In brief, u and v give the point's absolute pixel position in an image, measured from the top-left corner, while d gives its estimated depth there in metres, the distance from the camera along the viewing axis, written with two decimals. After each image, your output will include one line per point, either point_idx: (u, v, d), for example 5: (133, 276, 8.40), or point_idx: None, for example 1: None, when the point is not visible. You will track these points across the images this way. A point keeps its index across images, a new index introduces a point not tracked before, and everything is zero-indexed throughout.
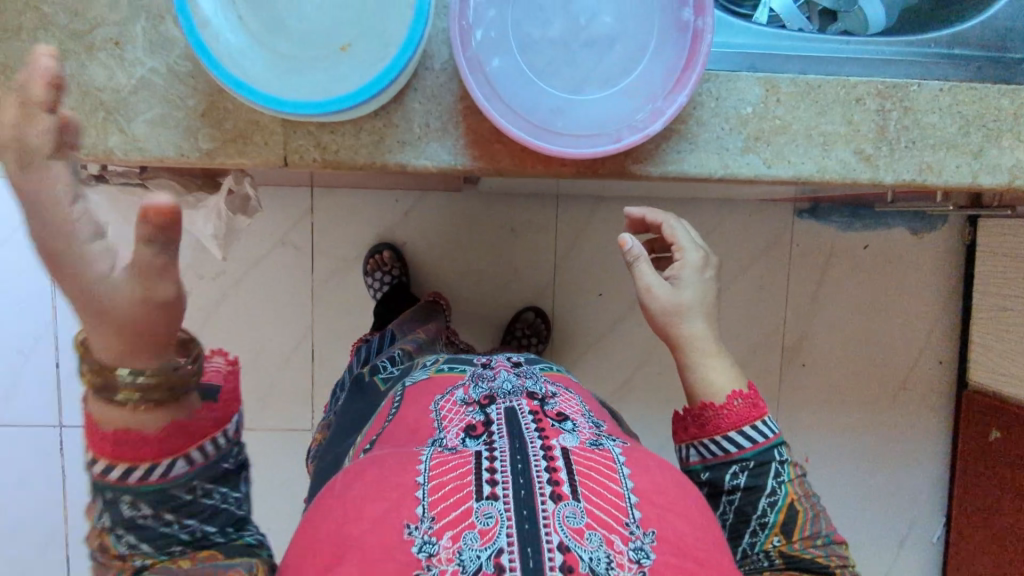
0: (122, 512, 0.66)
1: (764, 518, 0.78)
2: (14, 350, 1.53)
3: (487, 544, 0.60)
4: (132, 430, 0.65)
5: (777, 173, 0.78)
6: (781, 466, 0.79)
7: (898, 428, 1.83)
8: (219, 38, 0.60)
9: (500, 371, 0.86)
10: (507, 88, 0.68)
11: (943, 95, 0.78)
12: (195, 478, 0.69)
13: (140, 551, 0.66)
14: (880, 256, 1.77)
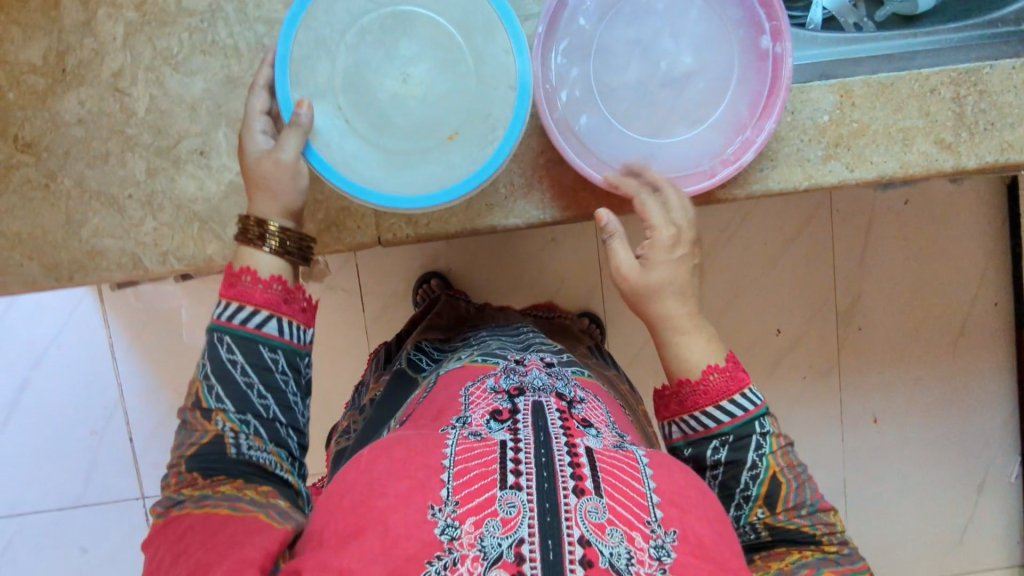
0: (219, 355, 0.59)
1: (747, 491, 0.62)
2: (87, 432, 1.32)
3: (509, 533, 0.48)
4: (252, 271, 0.61)
5: (861, 176, 0.78)
6: (763, 437, 0.62)
7: (947, 390, 1.42)
8: (332, 145, 0.65)
9: (533, 368, 0.70)
10: (598, 143, 0.70)
11: (1015, 72, 0.77)
12: (288, 350, 0.61)
13: (225, 403, 0.58)
14: (927, 205, 1.36)
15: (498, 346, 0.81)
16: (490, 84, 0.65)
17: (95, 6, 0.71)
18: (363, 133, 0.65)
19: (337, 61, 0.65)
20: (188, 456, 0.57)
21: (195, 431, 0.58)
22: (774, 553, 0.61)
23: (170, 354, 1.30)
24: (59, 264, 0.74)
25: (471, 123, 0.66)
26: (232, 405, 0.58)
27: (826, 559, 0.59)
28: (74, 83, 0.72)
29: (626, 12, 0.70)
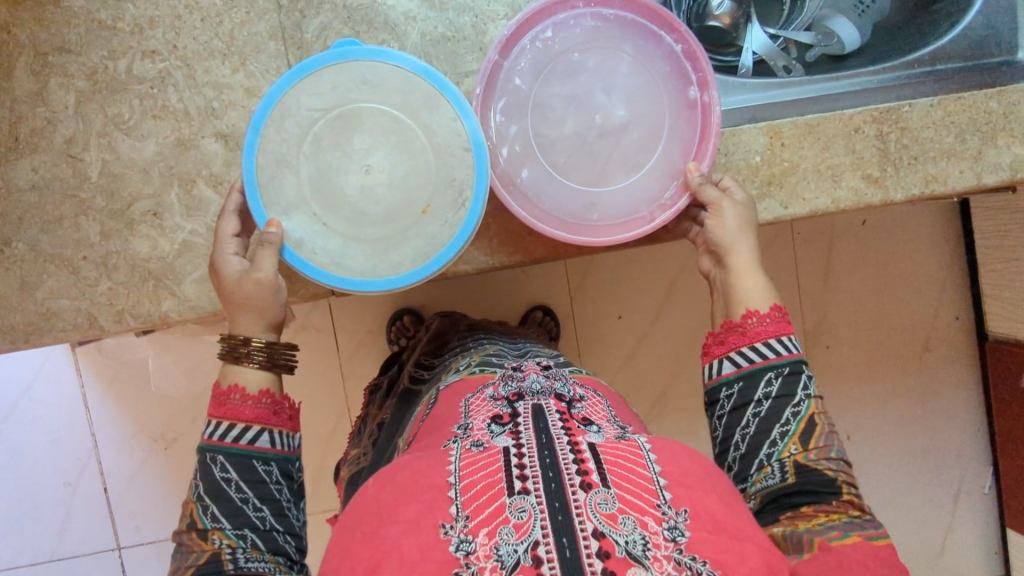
0: (214, 475, 0.62)
1: (786, 427, 0.64)
2: (60, 485, 1.31)
3: (523, 537, 0.49)
4: (240, 388, 0.65)
5: (795, 211, 0.82)
6: (807, 378, 0.65)
7: (915, 404, 1.45)
8: (318, 250, 0.66)
9: (531, 372, 0.69)
10: (541, 195, 0.73)
11: (933, 110, 0.81)
12: (279, 460, 0.65)
13: (222, 521, 0.61)
14: (879, 226, 1.40)
15: (496, 353, 0.81)
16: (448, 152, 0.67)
17: (46, 76, 0.73)
18: (342, 230, 0.66)
19: (300, 171, 0.66)
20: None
21: (192, 553, 0.61)
22: (801, 514, 0.61)
23: (141, 403, 1.30)
24: (16, 326, 0.75)
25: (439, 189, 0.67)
26: (229, 522, 0.61)
27: (854, 523, 0.60)
28: (26, 151, 0.74)
29: (560, 70, 0.73)
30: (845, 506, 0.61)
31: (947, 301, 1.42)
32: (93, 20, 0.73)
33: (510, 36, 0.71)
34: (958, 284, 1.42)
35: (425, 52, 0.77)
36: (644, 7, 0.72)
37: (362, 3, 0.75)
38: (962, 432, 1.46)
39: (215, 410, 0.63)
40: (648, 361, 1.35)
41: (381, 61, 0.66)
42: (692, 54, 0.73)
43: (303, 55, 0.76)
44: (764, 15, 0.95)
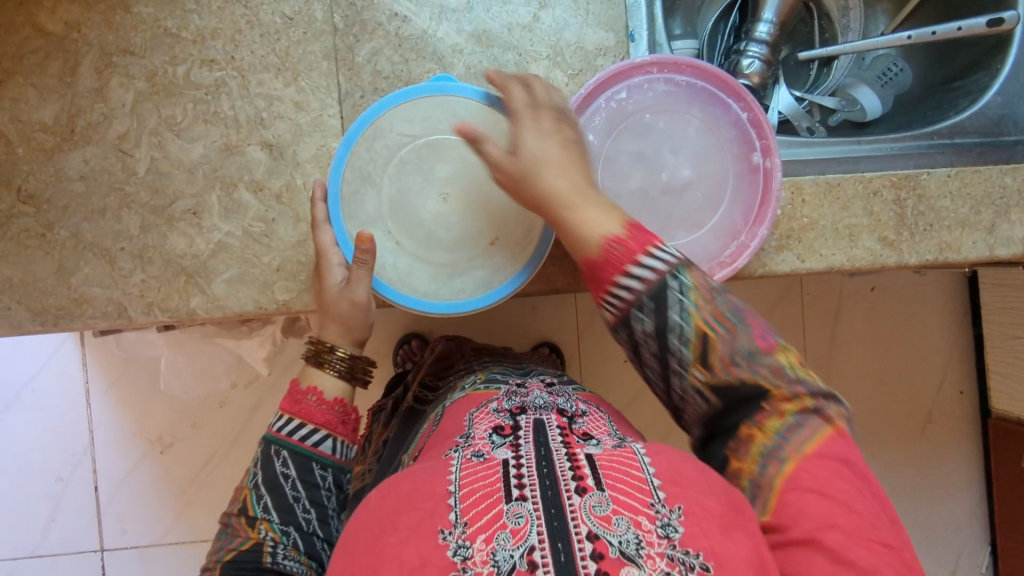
0: (275, 467, 0.68)
1: (681, 355, 0.58)
2: (52, 479, 1.31)
3: (520, 543, 0.48)
4: (317, 391, 0.71)
5: (812, 266, 0.84)
6: (680, 290, 0.58)
7: (915, 472, 1.44)
8: (387, 265, 0.71)
9: (533, 390, 0.72)
10: None
11: (950, 180, 0.84)
12: (335, 467, 0.70)
13: (272, 513, 0.66)
14: (890, 293, 1.41)
15: (499, 372, 0.84)
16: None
17: (109, 75, 0.77)
18: (412, 251, 0.71)
19: (382, 190, 0.70)
20: (225, 561, 0.63)
21: (237, 537, 0.65)
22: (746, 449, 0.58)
23: (146, 403, 1.31)
24: (47, 309, 0.77)
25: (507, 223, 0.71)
26: (277, 516, 0.66)
27: (793, 427, 0.56)
28: (80, 143, 0.77)
29: (631, 128, 0.75)
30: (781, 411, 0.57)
31: (953, 372, 1.43)
32: (159, 27, 0.77)
33: (586, 94, 0.73)
34: (965, 356, 1.43)
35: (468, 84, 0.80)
36: (715, 75, 0.73)
37: (414, 33, 0.80)
38: (962, 507, 1.45)
39: (293, 406, 0.69)
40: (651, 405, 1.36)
41: (474, 99, 0.70)
42: (757, 122, 0.74)
43: (352, 76, 0.79)
44: (791, 78, 1.00)
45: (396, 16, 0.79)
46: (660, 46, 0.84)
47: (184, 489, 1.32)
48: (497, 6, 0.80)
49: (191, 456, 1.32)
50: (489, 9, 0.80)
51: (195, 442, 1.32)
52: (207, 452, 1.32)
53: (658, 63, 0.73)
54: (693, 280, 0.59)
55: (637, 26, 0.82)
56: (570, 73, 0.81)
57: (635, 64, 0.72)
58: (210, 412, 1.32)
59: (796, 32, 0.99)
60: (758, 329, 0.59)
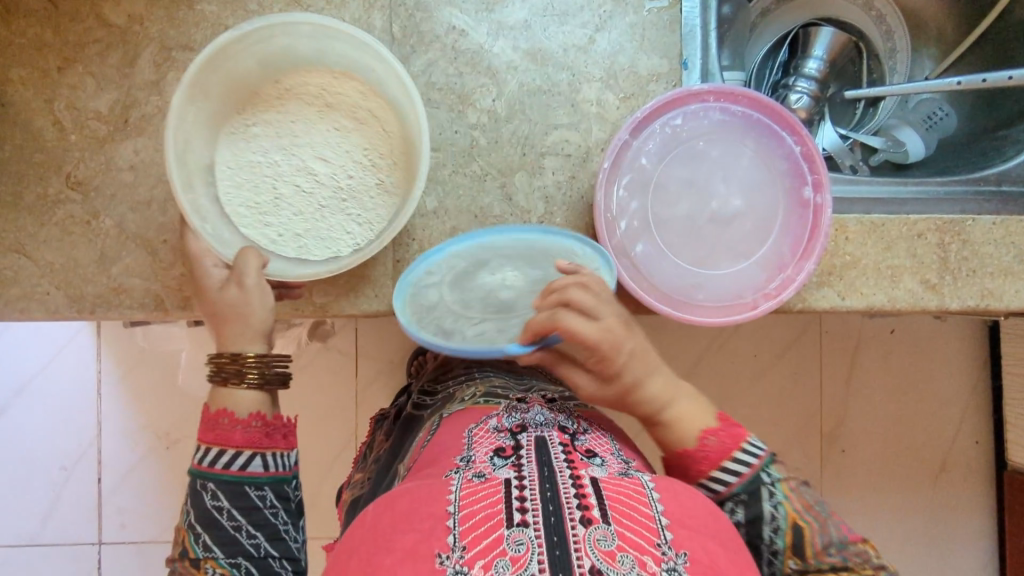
0: (204, 502, 0.63)
1: (772, 545, 0.63)
2: (56, 468, 1.30)
3: (521, 571, 0.49)
4: (230, 412, 0.65)
5: (851, 304, 0.83)
6: (773, 485, 0.63)
7: (930, 521, 1.42)
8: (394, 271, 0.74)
9: (534, 406, 0.72)
10: (652, 269, 0.74)
11: (995, 228, 0.84)
12: (273, 483, 0.66)
13: (215, 550, 0.63)
14: (912, 337, 1.40)
15: (500, 385, 0.83)
16: (385, 114, 0.78)
17: (166, 69, 0.78)
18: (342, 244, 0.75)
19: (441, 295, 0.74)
20: None
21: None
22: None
23: (159, 397, 1.30)
24: (85, 296, 0.77)
25: (384, 149, 0.77)
26: (222, 552, 0.63)
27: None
28: (133, 133, 0.78)
29: (683, 154, 0.75)
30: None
31: (972, 422, 1.41)
32: (220, 25, 0.78)
33: (642, 117, 0.73)
34: (983, 405, 1.41)
35: (520, 101, 0.81)
36: (769, 107, 0.74)
37: (470, 48, 0.80)
38: (974, 559, 1.42)
39: (206, 436, 0.64)
40: None
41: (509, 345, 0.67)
42: (808, 155, 0.74)
43: None
44: (837, 115, 1.00)
45: (454, 29, 0.80)
46: (710, 75, 0.85)
47: (188, 486, 1.31)
48: (554, 26, 0.81)
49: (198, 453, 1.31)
50: (545, 28, 0.81)
51: None
52: None
53: (714, 92, 0.74)
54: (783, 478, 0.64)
55: (691, 55, 0.82)
56: (622, 96, 0.81)
57: (693, 91, 0.72)
58: None
59: (845, 71, 1.00)
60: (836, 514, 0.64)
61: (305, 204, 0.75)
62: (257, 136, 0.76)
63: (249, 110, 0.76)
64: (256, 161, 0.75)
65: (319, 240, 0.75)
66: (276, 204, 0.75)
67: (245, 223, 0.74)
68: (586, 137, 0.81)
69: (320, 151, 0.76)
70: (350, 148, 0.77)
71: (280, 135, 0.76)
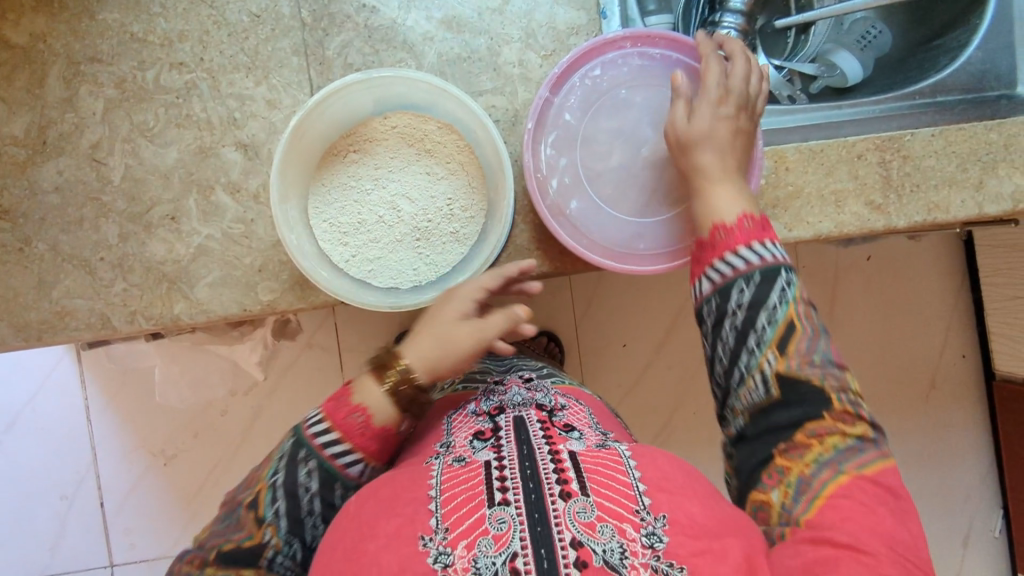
0: (297, 472, 0.61)
1: (762, 335, 0.61)
2: (56, 498, 1.30)
3: (503, 549, 0.50)
4: (366, 412, 0.63)
5: (799, 235, 0.83)
6: (789, 279, 0.63)
7: (920, 439, 1.43)
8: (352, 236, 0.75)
9: (512, 387, 0.72)
10: (589, 225, 0.74)
11: (935, 140, 0.83)
12: (357, 492, 0.64)
13: (281, 520, 0.60)
14: (887, 261, 1.40)
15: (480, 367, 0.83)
16: (476, 171, 0.77)
17: (77, 84, 0.76)
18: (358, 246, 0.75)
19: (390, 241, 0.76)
20: (219, 553, 0.59)
21: (240, 528, 0.60)
22: (795, 444, 0.58)
23: (145, 415, 1.30)
24: (29, 324, 0.76)
25: (471, 202, 0.76)
26: (286, 525, 0.60)
27: (852, 449, 0.57)
28: (53, 154, 0.76)
29: (608, 105, 0.75)
30: (838, 420, 0.59)
31: (953, 337, 1.42)
32: (125, 32, 0.77)
33: (560, 74, 0.73)
34: (962, 320, 1.42)
35: (442, 72, 0.79)
36: (689, 47, 0.74)
37: (383, 23, 0.78)
38: (971, 473, 1.43)
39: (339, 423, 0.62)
40: (659, 389, 1.32)
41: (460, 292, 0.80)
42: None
43: (323, 70, 0.78)
44: (769, 46, 0.98)
45: (364, 7, 0.78)
46: (630, 20, 0.83)
47: (189, 500, 1.31)
48: None
49: (196, 467, 1.31)
50: None
51: (199, 452, 1.31)
52: (209, 462, 1.31)
53: (630, 38, 0.74)
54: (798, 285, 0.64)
55: (608, 3, 0.81)
56: (544, 54, 0.80)
57: (607, 40, 0.73)
58: (209, 421, 1.31)
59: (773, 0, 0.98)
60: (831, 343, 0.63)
61: (387, 235, 0.75)
62: (352, 164, 0.76)
63: (353, 142, 0.76)
64: (348, 185, 0.76)
65: (387, 270, 0.75)
66: (357, 229, 0.75)
67: (324, 238, 0.74)
68: (512, 100, 0.80)
69: (410, 190, 0.76)
70: (440, 193, 0.76)
71: (378, 168, 0.76)
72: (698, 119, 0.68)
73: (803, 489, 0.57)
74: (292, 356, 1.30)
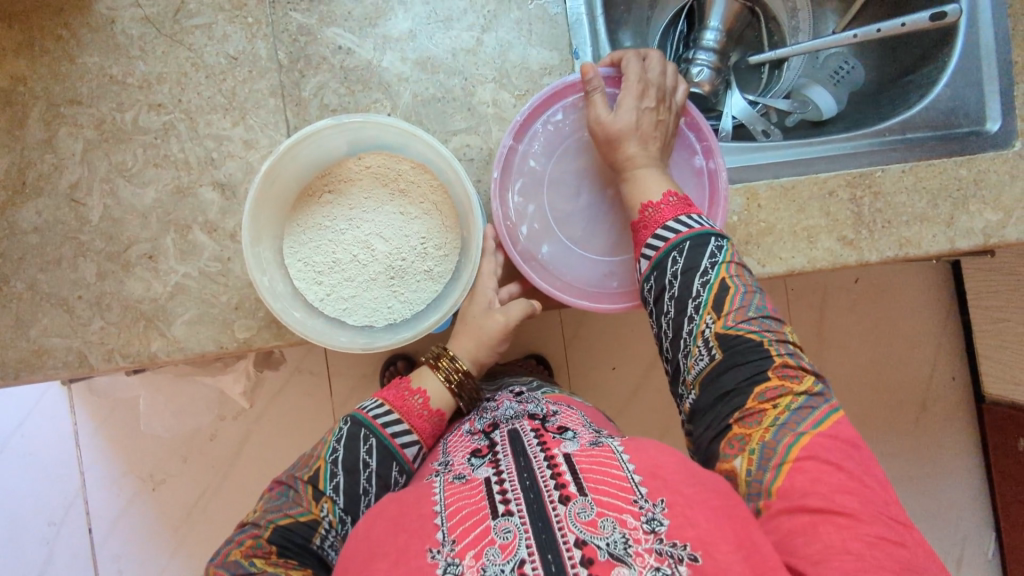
0: (358, 448, 0.68)
1: (698, 298, 0.65)
2: (42, 526, 1.30)
3: (510, 557, 0.49)
4: (425, 394, 0.73)
5: (772, 270, 0.84)
6: (717, 242, 0.67)
7: (909, 465, 1.43)
8: (326, 276, 0.75)
9: (503, 402, 0.74)
10: (562, 268, 0.78)
11: (905, 176, 0.84)
12: (408, 476, 0.70)
13: (339, 494, 0.66)
14: (872, 286, 1.41)
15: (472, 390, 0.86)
16: (450, 210, 0.77)
17: (57, 126, 0.78)
18: (332, 286, 0.75)
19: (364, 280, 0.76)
20: (279, 524, 0.64)
21: (297, 504, 0.65)
22: (748, 412, 0.60)
23: (132, 442, 1.30)
24: (7, 363, 0.77)
25: (445, 240, 0.77)
26: (342, 500, 0.66)
27: (803, 407, 0.59)
28: (32, 194, 0.77)
29: (572, 148, 0.79)
30: (783, 379, 0.61)
31: (940, 362, 1.42)
32: (105, 75, 0.78)
33: (522, 122, 0.76)
34: (949, 345, 1.42)
35: (416, 112, 0.81)
36: None
37: (359, 65, 0.80)
38: (963, 497, 1.43)
39: (397, 400, 0.71)
40: (645, 415, 1.32)
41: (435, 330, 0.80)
42: (694, 126, 0.82)
43: (300, 111, 0.80)
44: (744, 82, 1.00)
45: (340, 49, 0.80)
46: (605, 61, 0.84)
47: (176, 526, 1.31)
48: (439, 33, 0.81)
49: (183, 493, 1.31)
50: (432, 36, 0.80)
51: (186, 479, 1.31)
52: (197, 489, 1.31)
53: None
54: (729, 247, 0.68)
55: (580, 43, 0.82)
56: (517, 94, 0.81)
57: (568, 84, 0.76)
58: (196, 450, 1.31)
59: (745, 36, 1.00)
60: (766, 297, 0.67)
61: (362, 274, 0.76)
62: (327, 204, 0.77)
63: (328, 182, 0.77)
64: (323, 225, 0.76)
65: (362, 308, 0.76)
66: (332, 267, 0.76)
67: (299, 277, 0.75)
68: (486, 139, 0.81)
69: (384, 229, 0.76)
70: (415, 232, 0.77)
71: (353, 208, 0.77)
72: (623, 113, 0.73)
73: (768, 454, 0.58)
74: (278, 383, 1.31)
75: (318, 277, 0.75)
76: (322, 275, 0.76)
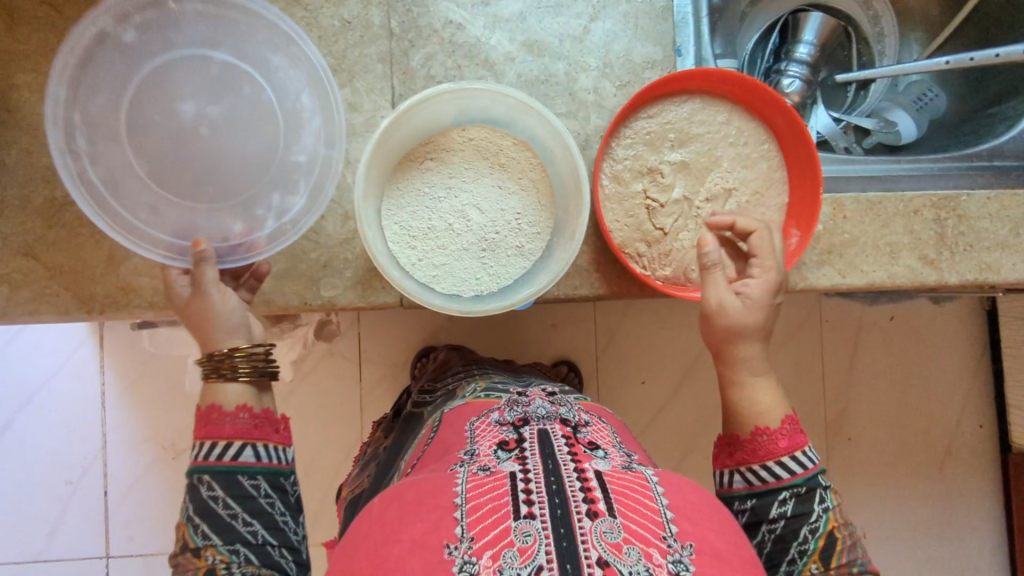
0: (201, 494, 0.63)
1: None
2: (61, 482, 1.29)
3: (527, 561, 0.51)
4: (218, 406, 0.66)
5: (852, 282, 0.85)
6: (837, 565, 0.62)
7: (940, 510, 1.38)
8: (419, 241, 0.76)
9: (536, 399, 0.72)
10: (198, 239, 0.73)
11: (990, 203, 0.85)
12: (267, 473, 0.66)
13: (213, 536, 0.62)
14: (911, 326, 1.37)
15: (500, 380, 0.84)
16: (547, 189, 0.79)
17: None
18: (424, 252, 0.76)
19: (457, 250, 0.76)
20: None
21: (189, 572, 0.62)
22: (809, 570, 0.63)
23: (162, 405, 1.30)
24: (94, 297, 0.78)
25: (539, 219, 0.78)
26: (221, 538, 0.62)
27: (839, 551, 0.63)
28: None
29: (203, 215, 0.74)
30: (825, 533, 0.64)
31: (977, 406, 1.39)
32: None
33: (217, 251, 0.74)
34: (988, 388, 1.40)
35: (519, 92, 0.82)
36: (750, 86, 0.77)
37: (468, 40, 0.81)
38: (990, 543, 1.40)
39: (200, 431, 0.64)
40: (679, 429, 1.30)
41: None
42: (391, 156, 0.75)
43: (407, 80, 0.81)
44: (829, 100, 1.02)
45: (452, 23, 0.81)
46: (705, 62, 0.86)
47: None
48: (549, 18, 0.82)
49: None
50: (541, 19, 0.82)
51: None
52: None
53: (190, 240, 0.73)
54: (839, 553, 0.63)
55: (684, 42, 0.84)
56: (619, 84, 0.83)
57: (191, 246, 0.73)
58: None
59: (835, 55, 1.02)
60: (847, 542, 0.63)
61: (454, 243, 0.76)
62: (427, 172, 0.77)
63: (431, 150, 0.78)
64: (421, 192, 0.77)
65: (451, 277, 0.76)
66: (426, 234, 0.76)
67: (393, 239, 0.75)
68: (585, 125, 0.82)
69: (481, 201, 0.77)
70: (511, 207, 0.78)
71: (451, 176, 0.77)
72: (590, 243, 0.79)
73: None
74: None
75: (412, 241, 0.76)
76: (417, 239, 0.76)
